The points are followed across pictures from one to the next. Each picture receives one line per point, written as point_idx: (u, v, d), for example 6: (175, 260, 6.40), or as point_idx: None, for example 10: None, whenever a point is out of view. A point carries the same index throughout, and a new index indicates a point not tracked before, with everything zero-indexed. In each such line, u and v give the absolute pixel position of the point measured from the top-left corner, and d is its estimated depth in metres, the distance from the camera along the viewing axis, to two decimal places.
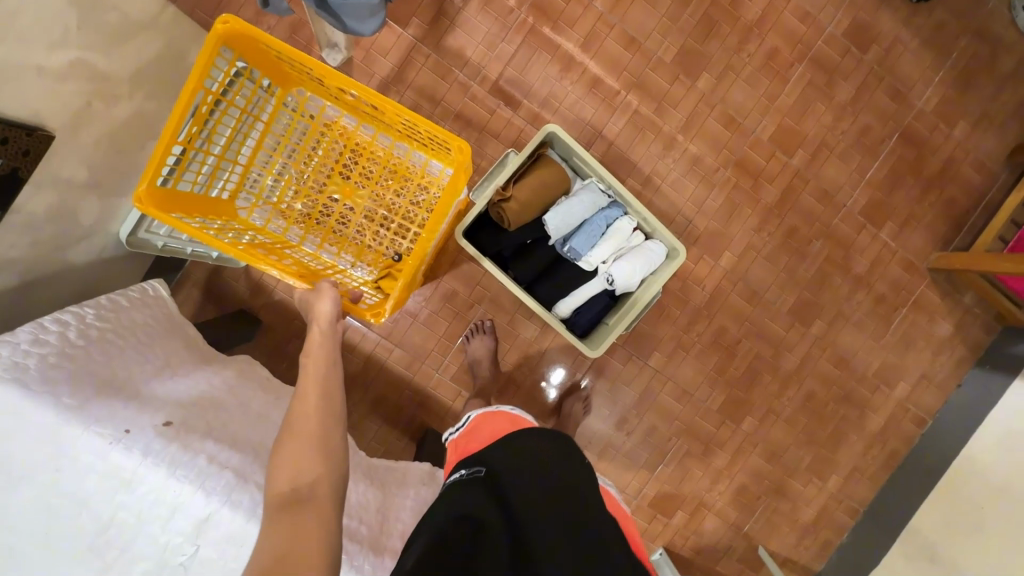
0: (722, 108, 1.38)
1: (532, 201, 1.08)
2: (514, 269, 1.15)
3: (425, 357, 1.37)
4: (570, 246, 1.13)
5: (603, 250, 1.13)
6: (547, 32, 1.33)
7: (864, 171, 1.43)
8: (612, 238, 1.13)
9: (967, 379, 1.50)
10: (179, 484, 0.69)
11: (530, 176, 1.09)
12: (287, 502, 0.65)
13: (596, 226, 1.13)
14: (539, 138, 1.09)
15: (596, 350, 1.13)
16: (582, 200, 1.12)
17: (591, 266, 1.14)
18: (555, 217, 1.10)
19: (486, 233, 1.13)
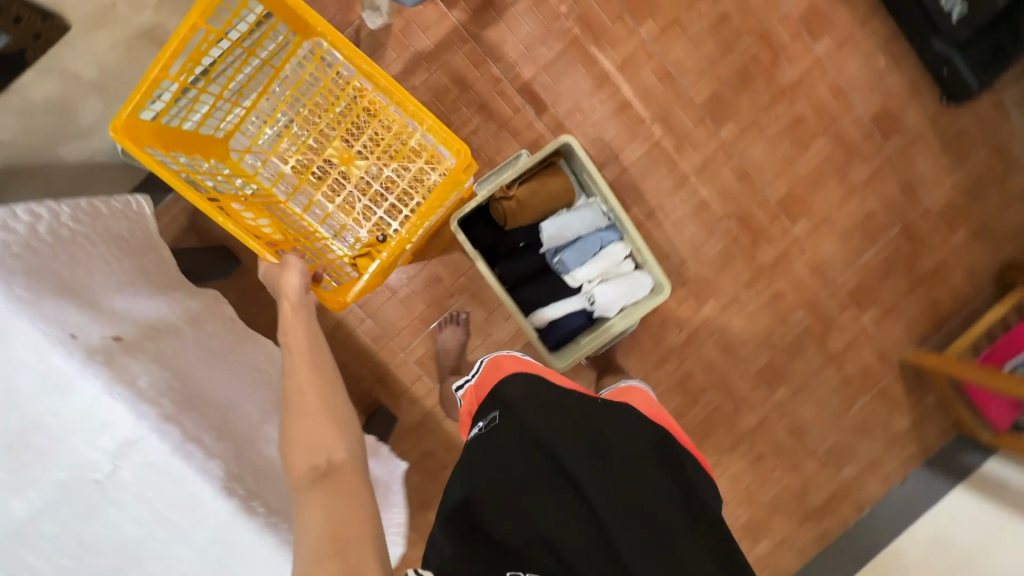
0: (739, 161, 1.39)
1: (532, 206, 1.08)
2: (502, 268, 1.14)
3: (395, 334, 1.36)
4: (560, 259, 1.13)
5: (591, 270, 1.14)
6: (588, 46, 1.33)
7: (860, 254, 1.45)
8: (602, 261, 1.14)
9: (913, 476, 1.52)
10: (112, 401, 0.68)
11: (536, 181, 1.08)
12: (317, 475, 0.62)
13: (590, 245, 1.13)
14: (554, 147, 1.08)
15: (561, 364, 1.14)
16: (582, 217, 1.12)
17: (576, 283, 1.15)
18: (551, 227, 1.10)
19: (481, 227, 1.13)
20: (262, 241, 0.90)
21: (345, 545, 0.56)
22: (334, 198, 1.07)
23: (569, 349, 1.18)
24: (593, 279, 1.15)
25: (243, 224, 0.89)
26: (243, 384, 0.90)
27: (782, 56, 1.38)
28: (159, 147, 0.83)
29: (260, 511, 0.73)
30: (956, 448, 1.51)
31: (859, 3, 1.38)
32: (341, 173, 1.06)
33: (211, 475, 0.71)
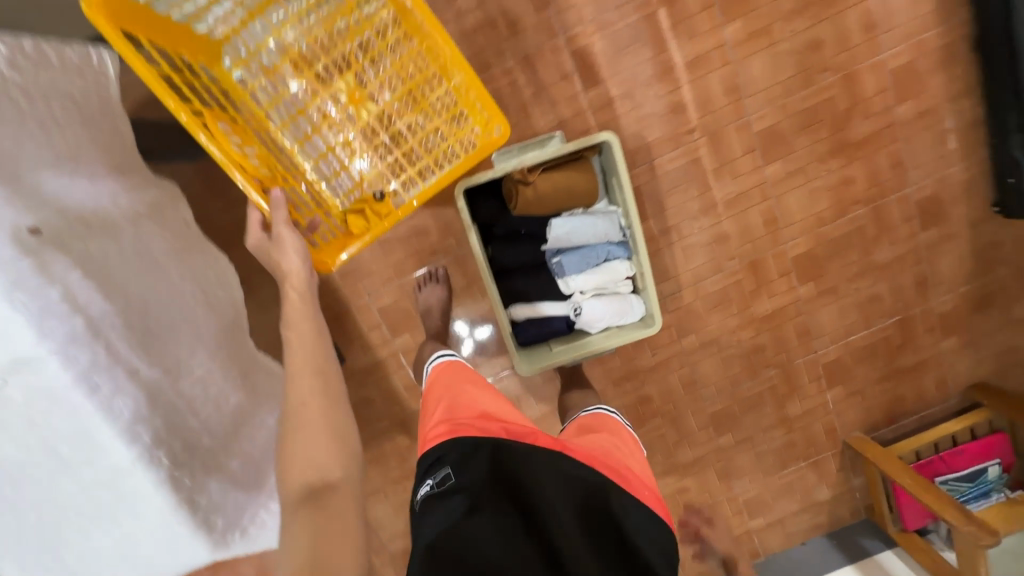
0: (772, 205, 1.30)
1: (548, 199, 0.97)
2: (494, 250, 1.05)
3: (365, 275, 1.26)
4: (558, 261, 1.04)
5: (586, 281, 1.05)
6: (663, 27, 1.17)
7: (850, 332, 1.42)
8: (601, 275, 1.06)
9: (812, 541, 1.61)
10: (9, 308, 0.57)
11: (560, 173, 0.98)
12: (310, 493, 0.63)
13: (593, 255, 1.05)
14: (592, 141, 0.97)
15: (525, 366, 1.08)
16: (595, 225, 1.02)
17: (567, 290, 1.06)
18: (560, 227, 1.00)
19: (486, 203, 1.03)
20: (248, 174, 0.76)
21: (329, 566, 0.58)
22: (333, 139, 0.92)
23: (539, 351, 1.12)
24: (585, 291, 1.07)
25: (227, 148, 0.74)
26: (178, 309, 0.79)
27: (859, 107, 1.25)
28: (135, 30, 0.68)
29: (162, 463, 0.66)
30: (862, 531, 1.58)
31: (958, 76, 1.24)
32: (346, 114, 0.92)
33: (114, 415, 0.63)
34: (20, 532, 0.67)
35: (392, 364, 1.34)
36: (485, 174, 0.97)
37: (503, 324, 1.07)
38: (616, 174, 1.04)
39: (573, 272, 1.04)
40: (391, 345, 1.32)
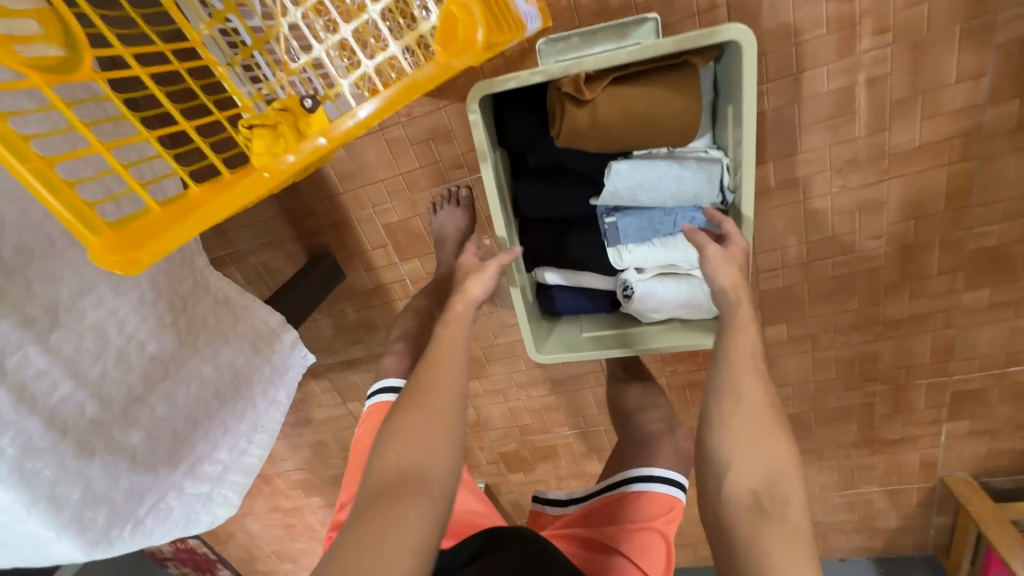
0: (973, 170, 0.84)
1: (614, 130, 0.63)
2: (524, 190, 0.74)
3: (368, 182, 0.99)
4: (613, 222, 0.72)
5: (649, 256, 0.73)
6: None
7: (1013, 362, 1.02)
8: (672, 252, 0.73)
9: (853, 560, 1.40)
10: None
11: (638, 88, 0.62)
12: (388, 489, 0.55)
13: (667, 221, 0.71)
14: (701, 38, 0.58)
15: (542, 355, 0.81)
16: (679, 178, 0.67)
17: (619, 264, 0.75)
18: (623, 172, 0.67)
19: (519, 121, 0.69)
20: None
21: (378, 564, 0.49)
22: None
23: (566, 331, 0.85)
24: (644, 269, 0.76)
25: None
26: (62, 237, 0.57)
27: None
28: None
29: (8, 454, 0.50)
30: (917, 567, 1.35)
31: None
32: None
33: None
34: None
35: (397, 291, 1.12)
36: (519, 77, 0.63)
37: (520, 296, 0.79)
38: (733, 96, 0.65)
39: (631, 241, 0.72)
40: (397, 269, 1.09)
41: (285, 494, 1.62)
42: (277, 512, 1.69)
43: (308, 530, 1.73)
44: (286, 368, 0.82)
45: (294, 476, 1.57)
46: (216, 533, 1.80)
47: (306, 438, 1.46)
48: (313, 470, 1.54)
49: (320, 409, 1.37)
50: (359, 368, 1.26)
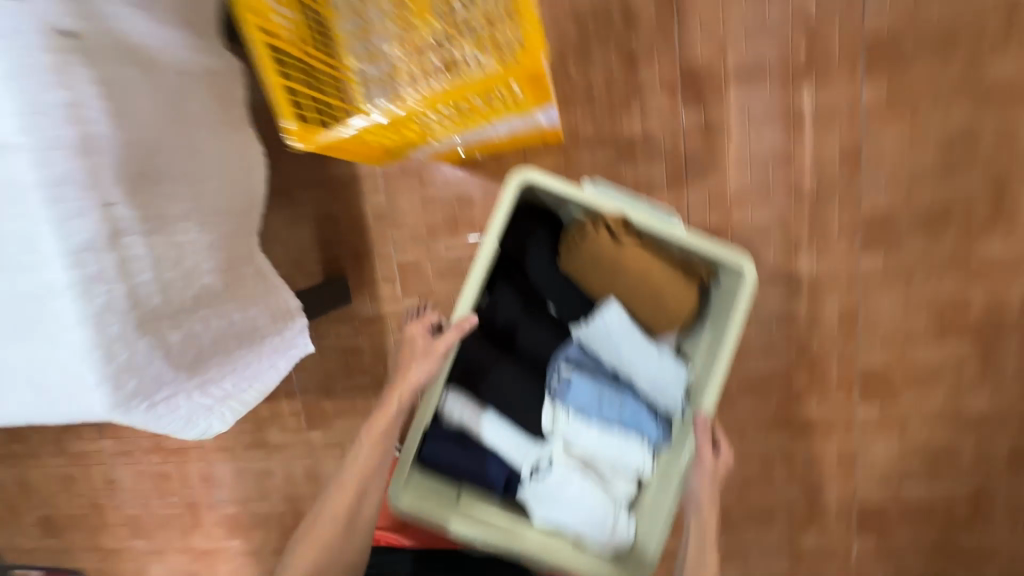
0: (857, 301, 1.10)
1: (631, 270, 0.89)
2: (503, 297, 0.97)
3: (396, 225, 1.23)
4: (568, 375, 0.94)
5: (588, 429, 0.94)
6: (792, 70, 1.03)
7: (905, 481, 1.17)
8: (605, 441, 0.95)
9: None
10: (13, 91, 0.58)
11: (661, 264, 0.91)
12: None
13: (613, 405, 0.94)
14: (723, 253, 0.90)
15: (393, 485, 0.91)
16: (649, 377, 0.93)
17: (552, 425, 0.95)
18: (613, 318, 0.90)
19: (540, 236, 0.96)
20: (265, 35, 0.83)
21: None
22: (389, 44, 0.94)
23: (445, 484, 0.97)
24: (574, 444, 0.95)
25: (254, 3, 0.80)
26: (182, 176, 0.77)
27: (1000, 222, 1.04)
28: None
29: (97, 300, 0.63)
30: None
31: None
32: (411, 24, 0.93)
33: (69, 233, 0.61)
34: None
35: (392, 322, 1.28)
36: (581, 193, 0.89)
37: (422, 417, 0.92)
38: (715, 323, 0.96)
39: (571, 402, 0.94)
40: (398, 304, 1.27)
41: (207, 532, 1.53)
42: (186, 555, 1.57)
43: None
44: (286, 343, 0.97)
45: (223, 510, 1.51)
46: (108, 573, 1.63)
47: (254, 465, 1.45)
48: (247, 507, 1.49)
49: (281, 433, 1.41)
50: (334, 393, 1.35)
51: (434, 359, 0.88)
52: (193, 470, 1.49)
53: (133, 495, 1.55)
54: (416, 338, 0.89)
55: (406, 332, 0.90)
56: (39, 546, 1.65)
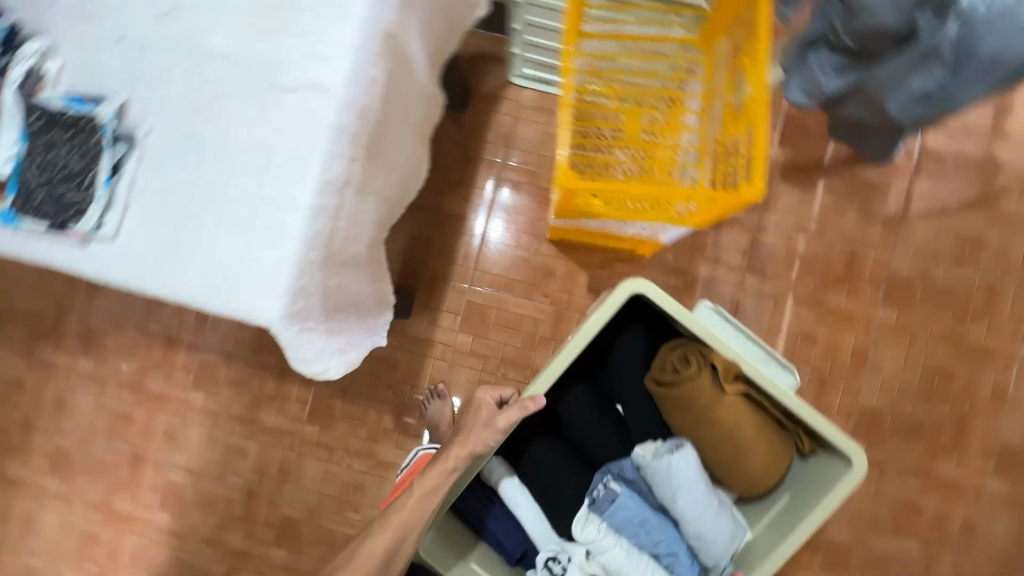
0: None
1: (721, 420, 0.98)
2: (578, 395, 1.11)
3: (480, 269, 1.36)
4: (618, 491, 1.02)
5: (618, 549, 1.00)
6: (833, 275, 1.30)
7: None
8: (632, 565, 0.99)
9: None
10: (348, 54, 0.71)
11: (756, 422, 0.98)
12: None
13: (649, 533, 1.01)
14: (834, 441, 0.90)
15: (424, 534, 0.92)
16: (696, 529, 0.97)
17: (585, 531, 1.02)
18: (682, 460, 0.96)
19: (640, 344, 1.10)
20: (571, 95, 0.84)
21: None
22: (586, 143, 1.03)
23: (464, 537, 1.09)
24: (598, 556, 1.01)
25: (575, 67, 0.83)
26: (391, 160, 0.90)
27: (960, 451, 1.26)
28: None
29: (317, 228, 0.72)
30: None
31: None
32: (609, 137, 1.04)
33: (328, 168, 0.71)
34: (159, 193, 0.72)
35: (438, 349, 1.36)
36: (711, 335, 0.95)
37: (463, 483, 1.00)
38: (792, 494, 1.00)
39: (612, 518, 1.01)
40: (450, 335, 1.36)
41: (138, 495, 1.41)
42: (96, 514, 1.41)
43: (103, 559, 1.40)
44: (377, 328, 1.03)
45: (168, 477, 1.40)
46: None
47: (231, 440, 1.40)
48: (197, 481, 1.40)
49: (277, 416, 1.39)
50: (351, 395, 1.37)
51: (493, 432, 0.93)
52: (160, 422, 1.41)
53: (76, 427, 1.43)
54: (483, 407, 0.97)
55: (474, 399, 0.98)
56: None
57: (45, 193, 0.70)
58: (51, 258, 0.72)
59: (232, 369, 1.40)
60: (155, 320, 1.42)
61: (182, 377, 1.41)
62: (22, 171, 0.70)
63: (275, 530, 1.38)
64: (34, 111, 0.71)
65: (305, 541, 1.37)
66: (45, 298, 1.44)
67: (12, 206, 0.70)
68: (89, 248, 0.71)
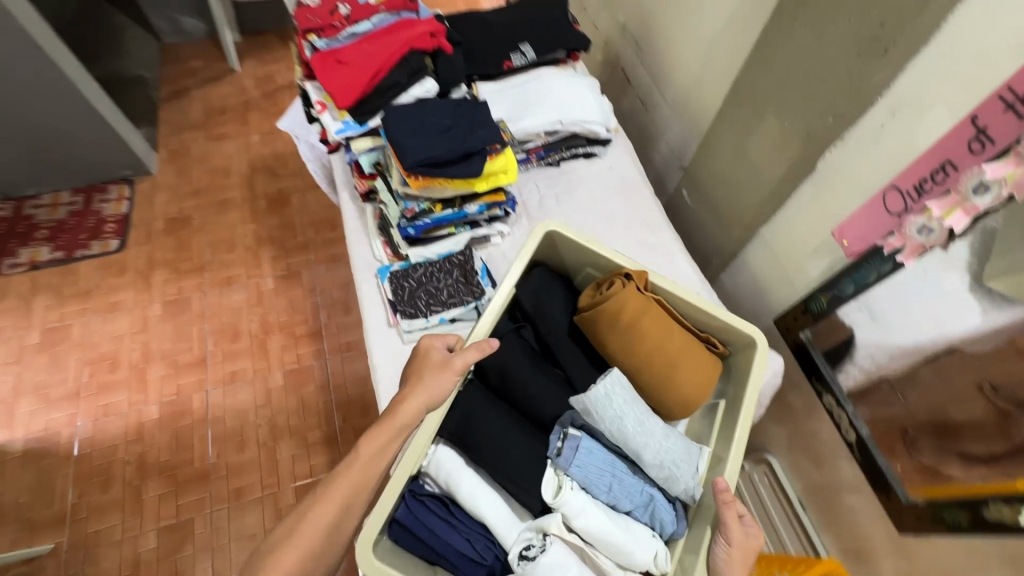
0: None
1: (642, 343, 0.83)
2: (511, 341, 0.87)
3: None
4: (574, 434, 0.78)
5: (594, 511, 0.74)
6: None
7: None
8: (614, 531, 0.73)
9: None
10: None
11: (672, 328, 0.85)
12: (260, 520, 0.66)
13: (619, 480, 0.77)
14: (738, 329, 0.86)
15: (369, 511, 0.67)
16: (657, 461, 0.77)
17: (556, 498, 0.73)
18: (617, 393, 0.77)
19: (556, 288, 0.91)
20: None
21: None
22: None
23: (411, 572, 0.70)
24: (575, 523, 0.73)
25: None
26: None
27: None
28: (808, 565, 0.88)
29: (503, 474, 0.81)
30: None
31: None
32: None
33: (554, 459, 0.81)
34: None
35: None
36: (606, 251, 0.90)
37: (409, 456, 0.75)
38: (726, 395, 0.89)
39: (576, 465, 0.76)
40: None
41: (166, 381, 1.51)
42: (138, 357, 1.54)
43: (97, 384, 1.49)
44: None
45: (193, 396, 1.49)
46: (119, 278, 1.66)
47: (247, 429, 1.45)
48: (198, 422, 1.46)
49: (286, 458, 1.42)
50: None
51: (451, 374, 0.74)
52: (241, 362, 1.54)
53: (211, 303, 1.64)
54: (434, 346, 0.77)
55: (419, 344, 0.76)
56: (152, 216, 1.79)
57: (411, 285, 0.93)
58: (368, 308, 0.94)
59: (315, 394, 1.50)
60: (327, 313, 1.63)
61: (289, 358, 1.56)
62: (420, 264, 0.95)
63: (174, 520, 1.33)
64: (463, 253, 0.97)
65: (175, 557, 1.30)
66: (307, 232, 1.77)
67: (393, 271, 0.94)
68: (390, 328, 0.92)
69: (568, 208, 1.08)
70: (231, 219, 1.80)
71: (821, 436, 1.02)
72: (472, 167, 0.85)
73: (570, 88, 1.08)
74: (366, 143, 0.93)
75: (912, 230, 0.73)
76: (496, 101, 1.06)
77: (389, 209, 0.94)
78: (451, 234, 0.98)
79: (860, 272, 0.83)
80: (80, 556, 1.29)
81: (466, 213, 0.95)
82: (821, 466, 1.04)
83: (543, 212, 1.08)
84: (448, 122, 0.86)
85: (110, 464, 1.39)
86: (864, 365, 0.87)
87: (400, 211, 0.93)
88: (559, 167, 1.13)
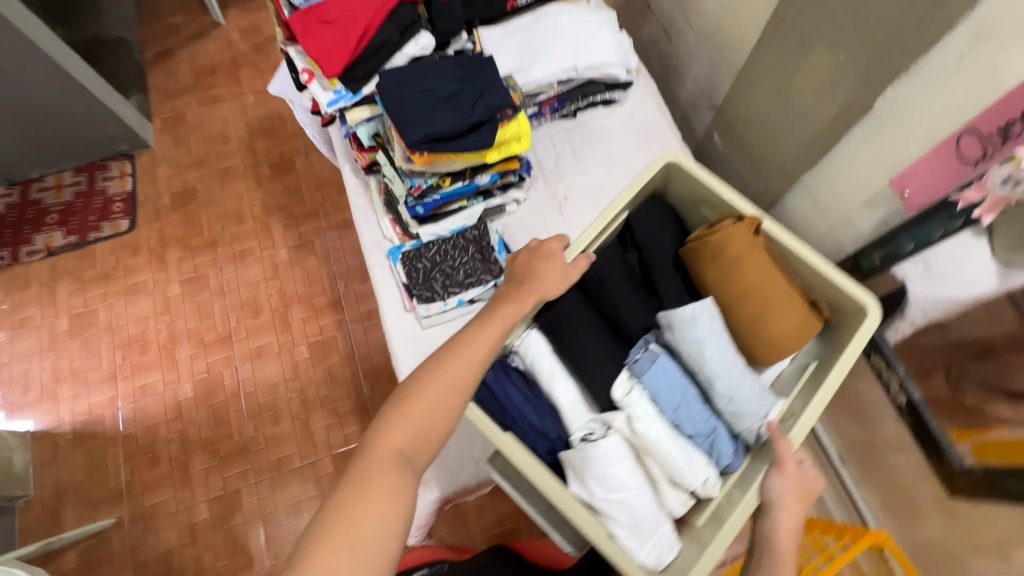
0: None
1: (743, 280, 0.76)
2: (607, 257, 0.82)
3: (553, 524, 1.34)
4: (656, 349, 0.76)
5: (656, 422, 0.72)
6: None
7: None
8: (670, 445, 0.72)
9: None
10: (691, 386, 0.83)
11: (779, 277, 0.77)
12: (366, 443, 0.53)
13: (690, 404, 0.74)
14: (849, 291, 0.76)
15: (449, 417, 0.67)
16: (727, 392, 0.74)
17: (623, 396, 0.74)
18: (707, 317, 0.74)
19: (669, 223, 0.84)
20: None
21: None
22: None
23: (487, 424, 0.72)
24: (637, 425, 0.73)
25: None
26: None
27: None
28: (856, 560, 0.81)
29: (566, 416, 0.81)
30: None
31: None
32: None
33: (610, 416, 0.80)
34: None
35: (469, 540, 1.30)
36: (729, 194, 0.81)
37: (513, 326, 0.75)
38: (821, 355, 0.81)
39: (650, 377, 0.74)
40: (473, 533, 1.29)
41: (197, 359, 1.53)
42: (165, 337, 1.55)
43: (131, 365, 1.53)
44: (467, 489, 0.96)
45: (223, 372, 1.51)
46: (135, 258, 1.65)
47: (280, 402, 1.48)
48: (232, 397, 1.49)
49: (319, 429, 1.45)
50: None
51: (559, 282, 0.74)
52: (266, 337, 1.55)
53: (228, 279, 1.62)
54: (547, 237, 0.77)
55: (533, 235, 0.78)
56: (156, 191, 1.74)
57: (426, 266, 0.87)
58: (383, 294, 0.89)
59: (341, 364, 1.51)
60: (344, 281, 1.60)
61: (312, 330, 1.55)
62: (433, 243, 0.89)
63: (222, 491, 1.40)
64: (478, 226, 0.90)
65: (227, 525, 1.37)
66: (315, 197, 1.71)
67: (404, 253, 0.89)
68: (408, 314, 0.88)
69: (589, 166, 0.99)
70: (237, 188, 1.74)
71: (866, 395, 0.97)
72: (481, 138, 0.78)
73: (585, 27, 0.95)
74: (363, 114, 0.84)
75: (994, 181, 0.62)
76: (503, 49, 0.94)
77: (394, 184, 0.88)
78: (463, 208, 0.92)
79: (923, 227, 0.73)
80: (141, 527, 1.37)
81: (477, 184, 0.88)
82: (865, 425, 0.99)
83: (560, 172, 0.99)
84: (452, 87, 0.78)
85: (155, 442, 1.45)
86: (917, 322, 0.80)
87: (405, 189, 0.87)
88: (576, 119, 1.03)
